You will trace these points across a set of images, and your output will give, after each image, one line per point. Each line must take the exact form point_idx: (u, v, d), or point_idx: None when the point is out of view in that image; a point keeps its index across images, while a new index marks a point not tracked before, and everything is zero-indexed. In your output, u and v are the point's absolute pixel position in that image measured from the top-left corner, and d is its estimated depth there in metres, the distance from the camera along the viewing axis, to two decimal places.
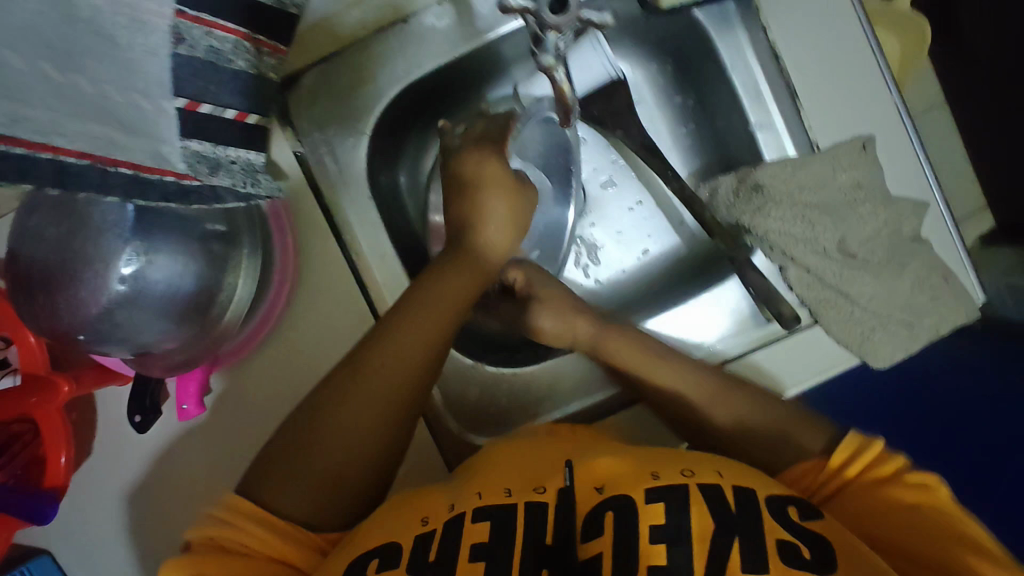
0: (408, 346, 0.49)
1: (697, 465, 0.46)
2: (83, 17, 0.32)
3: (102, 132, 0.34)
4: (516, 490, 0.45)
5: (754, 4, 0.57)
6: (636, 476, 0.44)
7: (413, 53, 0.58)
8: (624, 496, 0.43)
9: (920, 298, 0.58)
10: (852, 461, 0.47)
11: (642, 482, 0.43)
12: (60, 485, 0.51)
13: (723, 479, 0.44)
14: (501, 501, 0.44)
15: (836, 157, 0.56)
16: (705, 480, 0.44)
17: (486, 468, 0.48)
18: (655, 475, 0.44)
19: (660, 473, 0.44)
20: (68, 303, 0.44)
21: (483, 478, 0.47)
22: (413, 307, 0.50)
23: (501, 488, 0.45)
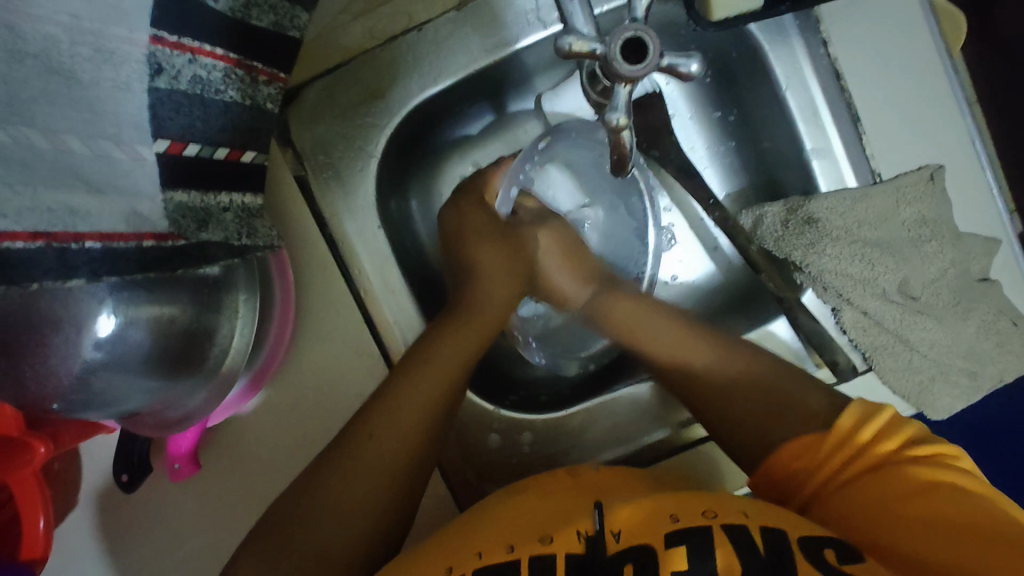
0: (417, 413, 0.45)
1: (720, 506, 0.40)
2: (32, 52, 0.26)
3: (59, 199, 0.27)
4: (518, 543, 0.40)
5: (815, 15, 0.50)
6: (655, 522, 0.39)
7: (429, 64, 0.51)
8: (643, 544, 0.38)
9: (987, 344, 0.53)
10: (867, 427, 0.39)
11: (662, 527, 0.38)
12: (39, 556, 0.45)
13: (749, 519, 0.38)
14: (505, 557, 0.39)
15: (899, 190, 0.51)
16: (731, 522, 0.38)
17: (488, 520, 0.43)
18: (674, 517, 0.39)
19: (679, 513, 0.39)
20: (36, 373, 0.37)
21: (487, 530, 0.42)
22: (424, 366, 0.47)
23: (501, 546, 0.40)
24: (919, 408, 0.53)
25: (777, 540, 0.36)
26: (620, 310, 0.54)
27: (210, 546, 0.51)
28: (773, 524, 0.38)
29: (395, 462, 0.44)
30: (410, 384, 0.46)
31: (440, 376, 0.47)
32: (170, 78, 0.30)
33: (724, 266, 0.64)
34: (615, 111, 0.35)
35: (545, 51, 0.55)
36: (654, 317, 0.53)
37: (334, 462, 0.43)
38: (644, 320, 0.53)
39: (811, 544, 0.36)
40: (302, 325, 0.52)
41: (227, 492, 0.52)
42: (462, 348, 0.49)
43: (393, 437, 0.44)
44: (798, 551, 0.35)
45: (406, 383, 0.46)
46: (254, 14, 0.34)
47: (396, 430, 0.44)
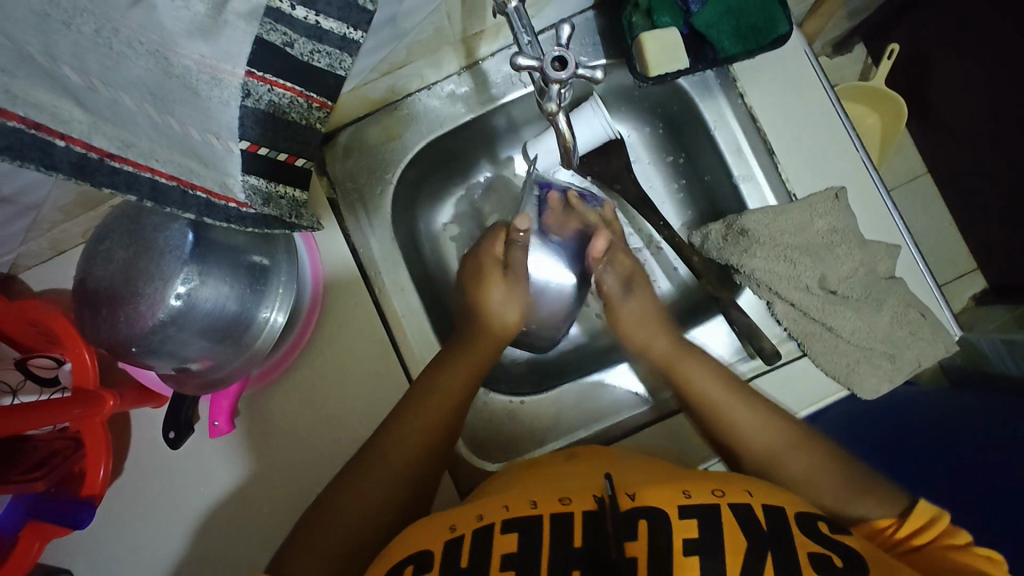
0: (421, 430, 0.55)
1: (726, 486, 0.49)
2: (178, 74, 0.39)
3: (183, 162, 0.38)
4: (540, 501, 0.48)
5: (732, 75, 0.65)
6: (670, 493, 0.47)
7: (435, 114, 0.67)
8: (657, 511, 0.46)
9: (902, 332, 0.62)
10: (926, 531, 0.47)
11: (676, 499, 0.47)
12: (97, 494, 0.55)
13: (752, 498, 0.47)
14: (528, 511, 0.47)
15: (811, 205, 0.63)
16: (736, 500, 0.47)
17: (527, 487, 0.52)
18: (686, 493, 0.47)
19: (691, 490, 0.48)
20: (128, 316, 0.49)
21: (516, 493, 0.51)
22: (429, 392, 0.57)
23: (526, 502, 0.48)
24: (850, 387, 0.62)
25: (777, 517, 0.45)
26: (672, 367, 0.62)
27: (241, 500, 0.60)
28: (774, 502, 0.47)
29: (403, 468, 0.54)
30: (417, 410, 0.56)
31: (441, 402, 0.57)
32: (255, 100, 0.45)
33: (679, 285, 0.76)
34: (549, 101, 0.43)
35: (529, 108, 0.71)
36: (693, 369, 0.60)
37: (356, 471, 0.53)
38: (699, 380, 0.59)
39: (809, 522, 0.46)
40: (326, 314, 0.63)
41: (260, 455, 0.61)
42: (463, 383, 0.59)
43: (408, 442, 0.55)
44: (795, 523, 0.45)
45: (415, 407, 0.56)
46: (315, 57, 0.47)
47: (400, 443, 0.55)
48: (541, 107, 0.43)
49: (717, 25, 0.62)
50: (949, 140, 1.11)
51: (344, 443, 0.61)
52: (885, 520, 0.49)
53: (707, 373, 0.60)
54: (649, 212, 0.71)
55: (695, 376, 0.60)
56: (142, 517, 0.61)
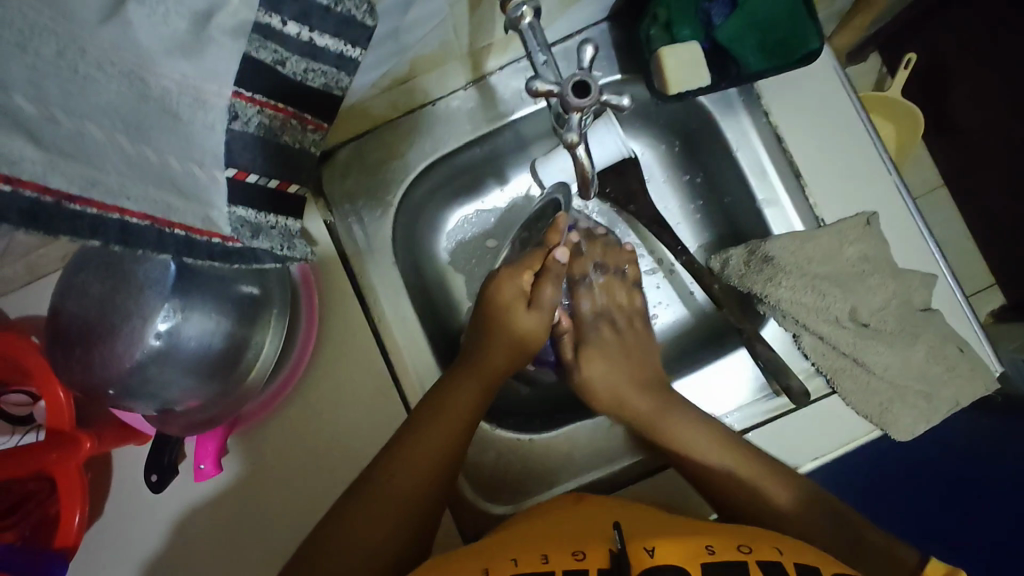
0: (425, 458, 0.51)
1: (754, 542, 0.45)
2: (155, 96, 0.35)
3: (162, 197, 0.34)
4: (552, 556, 0.44)
5: (757, 92, 0.61)
6: (690, 550, 0.44)
7: (440, 132, 0.63)
8: (677, 569, 0.42)
9: (938, 368, 0.58)
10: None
11: (699, 557, 0.43)
12: (71, 544, 0.51)
13: (783, 556, 0.44)
14: (537, 568, 0.43)
15: (841, 232, 0.59)
16: (766, 556, 0.44)
17: (541, 539, 0.48)
18: (709, 550, 0.44)
19: (715, 546, 0.44)
20: (104, 357, 0.45)
21: (528, 546, 0.47)
22: (435, 413, 0.53)
23: (539, 556, 0.45)
24: (884, 428, 0.58)
25: None
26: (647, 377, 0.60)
27: (230, 548, 0.56)
28: (807, 561, 0.44)
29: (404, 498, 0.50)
30: (423, 435, 0.52)
31: (446, 425, 0.53)
32: (243, 122, 0.40)
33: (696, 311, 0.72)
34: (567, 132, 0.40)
35: (538, 124, 0.67)
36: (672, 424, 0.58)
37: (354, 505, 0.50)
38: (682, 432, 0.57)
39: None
40: (322, 347, 0.59)
41: (251, 497, 0.57)
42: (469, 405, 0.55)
43: (411, 472, 0.51)
44: None
45: (421, 430, 0.52)
46: (310, 77, 0.43)
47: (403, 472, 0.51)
48: (559, 137, 0.40)
49: (742, 40, 0.58)
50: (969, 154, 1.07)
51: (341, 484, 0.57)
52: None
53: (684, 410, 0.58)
54: (666, 236, 0.67)
55: (681, 435, 0.57)
56: (124, 562, 0.57)
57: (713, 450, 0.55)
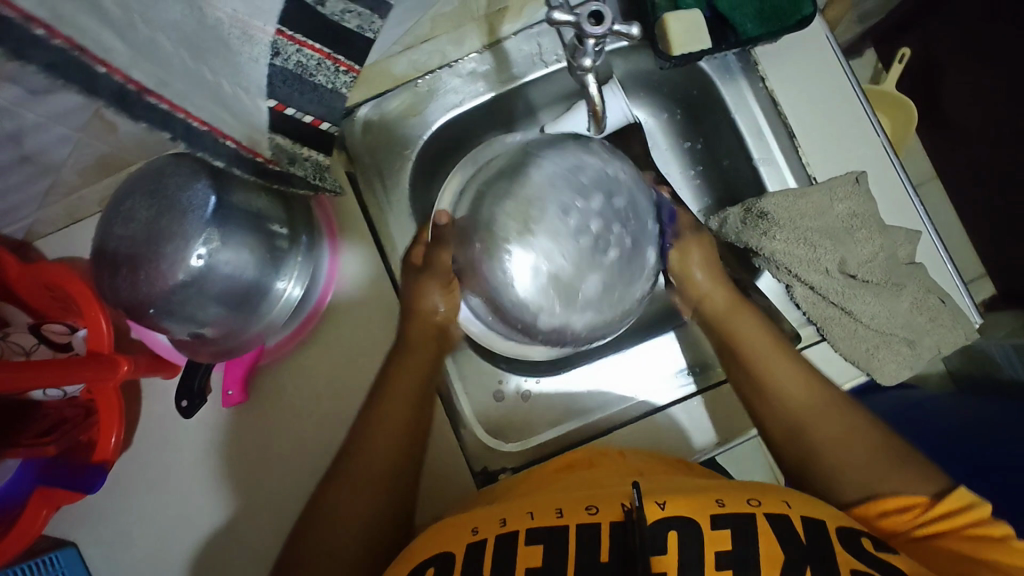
0: (386, 433, 0.56)
1: (762, 496, 0.49)
2: (209, 24, 0.38)
3: (214, 111, 0.38)
4: (566, 510, 0.49)
5: (754, 58, 0.65)
6: (702, 502, 0.48)
7: (456, 92, 0.67)
8: (689, 520, 0.47)
9: (920, 318, 0.62)
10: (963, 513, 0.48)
11: (709, 508, 0.48)
12: (109, 459, 0.54)
13: (791, 509, 0.48)
14: (555, 521, 0.48)
15: (832, 189, 0.63)
16: (772, 509, 0.48)
17: (552, 493, 0.52)
18: (720, 503, 0.48)
19: (724, 499, 0.49)
20: (149, 276, 0.48)
21: (538, 499, 0.51)
22: (388, 393, 0.57)
23: (552, 510, 0.49)
24: (869, 373, 0.62)
25: (819, 530, 0.46)
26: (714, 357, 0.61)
27: (255, 476, 0.60)
28: (813, 514, 0.47)
29: (374, 473, 0.55)
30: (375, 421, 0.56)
31: (400, 402, 0.57)
32: (283, 59, 0.44)
33: None
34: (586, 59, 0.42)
35: (549, 89, 0.71)
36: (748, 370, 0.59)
37: (334, 483, 0.54)
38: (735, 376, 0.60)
39: (851, 536, 0.47)
40: (342, 289, 0.63)
41: (274, 428, 0.60)
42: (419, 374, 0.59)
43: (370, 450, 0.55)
44: (838, 538, 0.46)
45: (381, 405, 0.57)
46: (346, 18, 0.47)
47: (370, 448, 0.55)
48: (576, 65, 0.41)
49: (740, 8, 0.62)
50: (960, 146, 1.11)
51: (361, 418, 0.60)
52: (915, 498, 0.50)
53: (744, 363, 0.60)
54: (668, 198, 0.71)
55: (742, 330, 0.60)
56: (153, 486, 0.60)
57: (773, 353, 0.58)
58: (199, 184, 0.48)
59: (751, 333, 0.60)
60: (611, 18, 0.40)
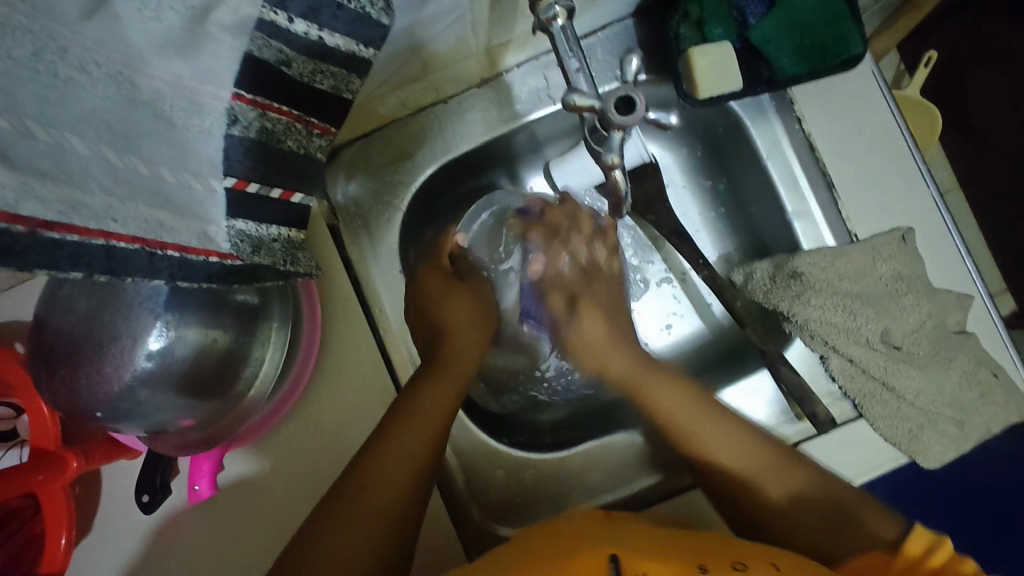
0: (410, 451, 0.48)
1: (749, 558, 0.43)
2: (145, 101, 0.31)
3: (151, 215, 0.31)
4: None
5: (790, 97, 0.58)
6: (682, 565, 0.41)
7: (452, 132, 0.59)
8: None
9: (971, 394, 0.55)
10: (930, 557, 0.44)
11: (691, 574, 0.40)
12: (57, 571, 0.48)
13: (779, 572, 0.41)
14: None
15: (874, 248, 0.55)
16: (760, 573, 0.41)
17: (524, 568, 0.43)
18: (702, 567, 0.41)
19: (708, 565, 0.41)
20: (91, 379, 0.42)
21: None
22: (411, 415, 0.49)
23: None
24: (912, 455, 0.55)
25: None
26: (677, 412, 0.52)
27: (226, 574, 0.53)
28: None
29: (388, 500, 0.47)
30: (395, 435, 0.48)
31: (425, 428, 0.49)
32: (243, 127, 0.37)
33: (713, 322, 0.69)
34: (610, 152, 0.39)
35: (555, 125, 0.63)
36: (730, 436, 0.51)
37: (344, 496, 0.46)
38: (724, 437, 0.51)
39: None
40: (324, 362, 0.56)
41: (248, 521, 0.54)
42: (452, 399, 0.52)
43: (388, 473, 0.47)
44: None
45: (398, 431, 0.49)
46: (318, 79, 0.40)
47: (383, 475, 0.47)
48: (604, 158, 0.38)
49: (776, 41, 0.55)
50: (983, 153, 0.99)
51: None
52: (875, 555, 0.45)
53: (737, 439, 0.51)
54: (687, 248, 0.64)
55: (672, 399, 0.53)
56: None
57: (735, 441, 0.51)
58: (140, 277, 0.41)
59: (709, 431, 0.51)
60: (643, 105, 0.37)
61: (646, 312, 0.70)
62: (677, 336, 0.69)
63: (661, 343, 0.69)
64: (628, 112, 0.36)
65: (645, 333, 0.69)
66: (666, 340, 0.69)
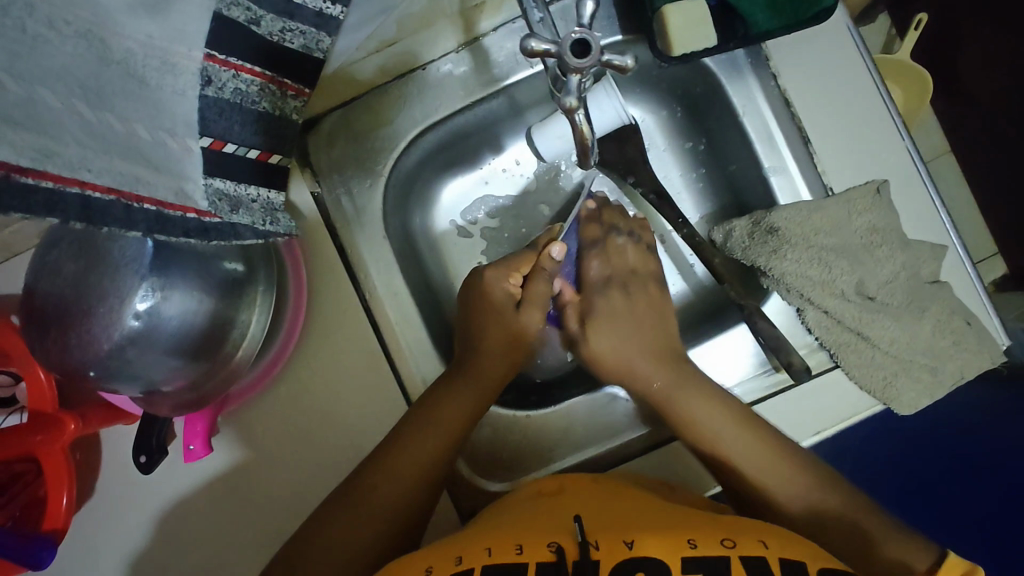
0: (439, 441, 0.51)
1: (737, 535, 0.43)
2: (117, 60, 0.32)
3: (129, 169, 0.33)
4: (527, 546, 0.43)
5: (765, 53, 0.58)
6: (673, 544, 0.42)
7: (431, 98, 0.59)
8: (660, 562, 0.41)
9: (945, 342, 0.56)
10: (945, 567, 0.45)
11: (681, 550, 0.41)
12: (60, 527, 0.50)
13: (769, 550, 0.42)
14: (511, 558, 0.42)
15: (849, 201, 0.56)
16: (749, 551, 0.42)
17: (517, 526, 0.46)
18: (691, 543, 0.42)
19: (696, 539, 0.42)
20: (82, 339, 0.44)
21: (502, 532, 0.45)
22: (450, 404, 0.52)
23: (513, 544, 0.43)
24: (886, 403, 0.57)
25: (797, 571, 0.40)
26: (707, 397, 0.54)
27: (225, 528, 0.55)
28: (793, 557, 0.41)
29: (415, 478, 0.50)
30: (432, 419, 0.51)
31: (455, 417, 0.52)
32: (217, 88, 0.37)
33: (695, 283, 0.70)
34: (568, 96, 0.40)
35: (534, 89, 0.64)
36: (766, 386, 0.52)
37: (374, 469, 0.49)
38: (736, 425, 0.52)
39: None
40: (311, 326, 0.57)
41: (245, 479, 0.56)
42: (471, 404, 0.53)
43: (416, 452, 0.50)
44: None
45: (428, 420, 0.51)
46: (287, 37, 0.41)
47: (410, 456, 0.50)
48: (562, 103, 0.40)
49: None
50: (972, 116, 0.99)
51: (338, 463, 0.56)
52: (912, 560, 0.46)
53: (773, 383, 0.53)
54: (667, 209, 0.65)
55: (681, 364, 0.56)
56: (114, 543, 0.56)
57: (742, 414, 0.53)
58: (125, 234, 0.42)
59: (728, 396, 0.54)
60: (596, 45, 0.38)
61: None
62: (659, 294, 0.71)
63: None
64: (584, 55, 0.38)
65: None
66: None
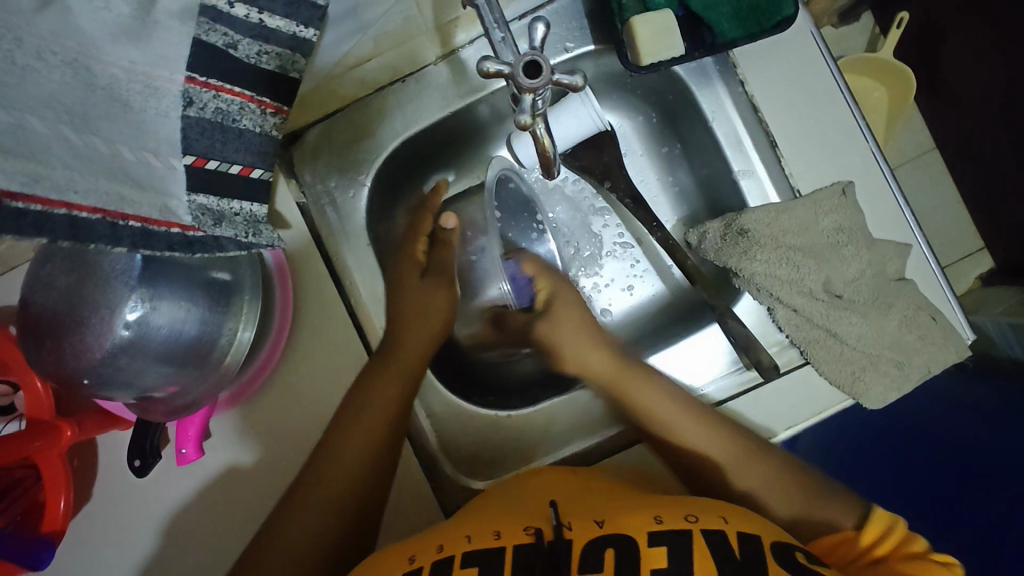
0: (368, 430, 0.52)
1: (700, 510, 0.45)
2: (102, 85, 0.34)
3: (112, 188, 0.35)
4: (505, 531, 0.45)
5: (732, 61, 0.60)
6: (639, 519, 0.44)
7: (410, 109, 0.62)
8: (623, 535, 0.43)
9: (911, 337, 0.58)
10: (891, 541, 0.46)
11: (646, 526, 0.43)
12: (58, 530, 0.52)
13: (727, 524, 0.44)
14: (490, 543, 0.44)
15: (816, 202, 0.58)
16: (710, 525, 0.43)
17: (490, 513, 0.48)
18: (656, 519, 0.44)
19: (663, 515, 0.44)
20: (75, 348, 0.46)
21: (480, 519, 0.47)
22: (373, 393, 0.53)
23: (491, 530, 0.45)
24: (856, 397, 0.58)
25: (755, 545, 0.42)
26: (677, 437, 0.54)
27: (217, 530, 0.57)
28: (750, 530, 0.43)
29: (354, 471, 0.51)
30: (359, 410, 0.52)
31: (382, 406, 0.53)
32: (199, 108, 0.39)
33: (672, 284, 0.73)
34: (523, 113, 0.43)
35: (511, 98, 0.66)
36: (699, 437, 0.53)
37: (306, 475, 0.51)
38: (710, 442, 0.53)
39: (785, 549, 0.42)
40: (298, 332, 0.59)
41: (236, 481, 0.58)
42: (398, 388, 0.54)
43: (352, 444, 0.51)
44: (771, 553, 0.42)
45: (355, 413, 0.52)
46: (264, 59, 0.43)
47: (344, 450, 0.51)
48: (516, 120, 0.43)
49: (716, 7, 0.58)
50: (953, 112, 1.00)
51: None
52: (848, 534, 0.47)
53: (728, 436, 0.53)
54: (642, 213, 0.67)
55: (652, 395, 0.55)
56: (111, 544, 0.58)
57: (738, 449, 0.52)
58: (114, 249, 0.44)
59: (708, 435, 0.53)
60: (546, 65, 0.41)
61: (605, 278, 0.73)
62: (640, 295, 0.73)
63: (623, 306, 0.73)
64: (536, 75, 0.41)
65: (611, 297, 0.73)
66: (631, 304, 0.73)
